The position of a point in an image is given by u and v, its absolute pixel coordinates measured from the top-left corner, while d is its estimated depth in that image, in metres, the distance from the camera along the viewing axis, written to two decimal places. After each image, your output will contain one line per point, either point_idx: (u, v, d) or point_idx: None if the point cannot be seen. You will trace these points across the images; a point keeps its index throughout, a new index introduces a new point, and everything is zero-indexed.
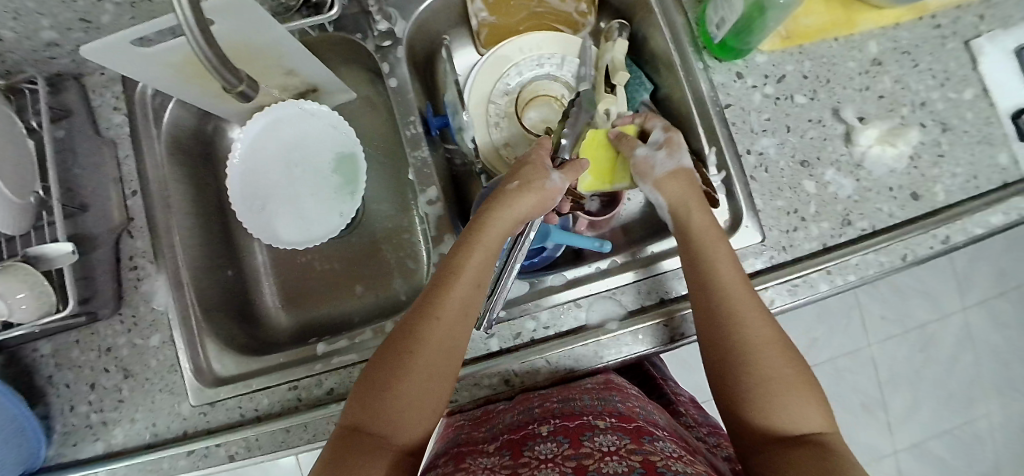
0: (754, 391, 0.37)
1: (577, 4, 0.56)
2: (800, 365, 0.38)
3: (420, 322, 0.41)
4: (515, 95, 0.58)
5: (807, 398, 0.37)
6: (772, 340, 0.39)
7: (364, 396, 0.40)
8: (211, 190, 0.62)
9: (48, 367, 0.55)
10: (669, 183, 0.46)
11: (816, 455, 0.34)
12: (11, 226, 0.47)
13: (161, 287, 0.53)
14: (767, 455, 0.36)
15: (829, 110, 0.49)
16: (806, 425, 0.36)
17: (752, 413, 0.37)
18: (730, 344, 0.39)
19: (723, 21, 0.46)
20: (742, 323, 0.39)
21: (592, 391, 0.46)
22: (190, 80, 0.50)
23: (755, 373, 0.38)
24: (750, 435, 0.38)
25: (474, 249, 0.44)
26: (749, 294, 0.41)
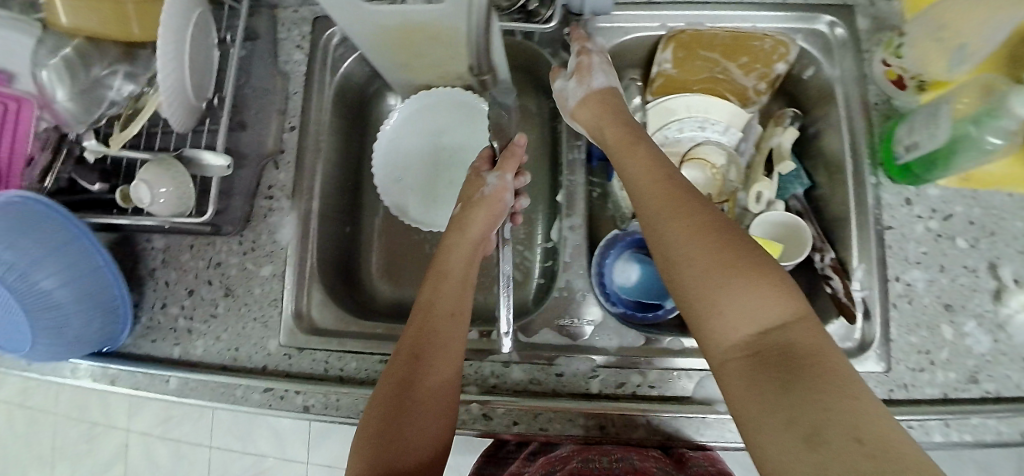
0: (700, 300, 0.34)
1: (757, 82, 0.56)
2: (755, 252, 0.34)
3: (399, 360, 0.41)
4: (671, 150, 0.58)
5: (761, 291, 0.32)
6: (693, 229, 0.36)
7: (365, 451, 0.37)
8: (355, 144, 0.63)
9: (153, 262, 0.56)
10: (586, 107, 0.51)
11: (783, 367, 0.29)
12: (180, 123, 0.48)
13: (290, 223, 0.55)
14: (735, 372, 0.32)
15: (986, 263, 0.48)
16: (749, 321, 0.32)
17: (712, 328, 0.33)
18: (665, 253, 0.37)
19: (915, 145, 0.45)
20: (664, 229, 0.37)
21: (611, 451, 0.46)
22: (384, 44, 0.51)
23: (697, 278, 0.34)
24: (717, 351, 0.33)
25: (445, 281, 0.47)
26: (662, 193, 0.39)
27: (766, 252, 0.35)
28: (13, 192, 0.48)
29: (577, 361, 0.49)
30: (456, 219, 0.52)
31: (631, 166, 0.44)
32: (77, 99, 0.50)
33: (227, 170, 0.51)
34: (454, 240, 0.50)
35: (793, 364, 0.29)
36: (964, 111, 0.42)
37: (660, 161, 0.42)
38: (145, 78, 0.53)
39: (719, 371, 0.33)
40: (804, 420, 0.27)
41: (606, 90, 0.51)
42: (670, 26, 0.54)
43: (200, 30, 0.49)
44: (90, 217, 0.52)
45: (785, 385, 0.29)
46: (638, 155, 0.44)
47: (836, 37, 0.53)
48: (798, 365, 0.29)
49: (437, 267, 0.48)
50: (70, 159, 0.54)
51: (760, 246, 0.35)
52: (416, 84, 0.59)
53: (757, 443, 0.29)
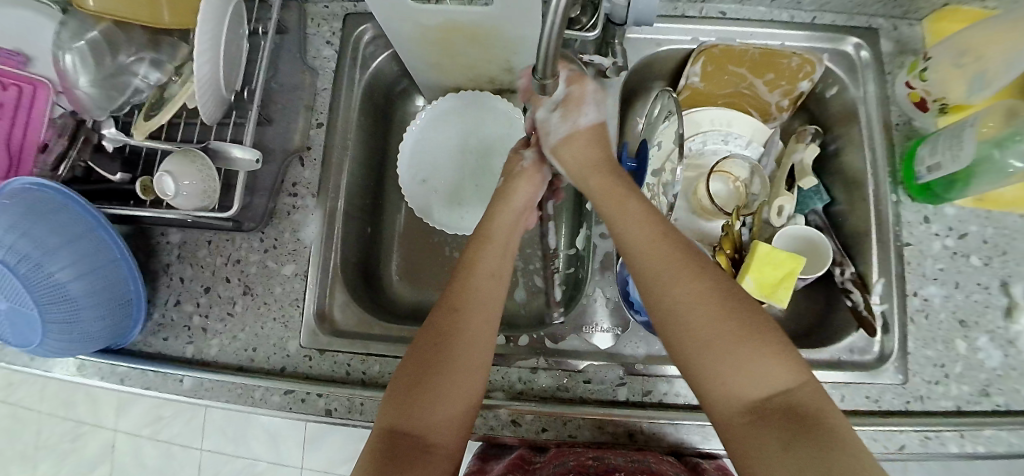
0: (707, 365, 0.36)
1: (780, 98, 0.58)
2: (757, 316, 0.37)
3: (440, 314, 0.42)
4: (695, 162, 0.60)
5: (766, 356, 0.35)
6: (698, 295, 0.38)
7: (398, 396, 0.39)
8: (380, 143, 0.63)
9: (169, 256, 0.55)
10: (574, 144, 0.50)
11: (793, 432, 0.32)
12: (208, 114, 0.47)
13: (315, 221, 0.54)
14: (742, 436, 0.34)
15: (998, 280, 0.50)
16: (757, 385, 0.35)
17: (720, 392, 0.35)
18: (666, 315, 0.38)
19: (937, 166, 0.47)
20: (664, 292, 0.39)
21: (627, 452, 0.47)
22: (422, 44, 0.50)
23: (703, 346, 0.36)
24: (723, 414, 0.35)
25: (488, 242, 0.47)
26: (662, 251, 0.40)
27: (764, 316, 0.37)
28: (24, 178, 0.46)
29: (604, 368, 0.49)
30: (500, 188, 0.52)
31: (622, 220, 0.44)
32: (100, 84, 0.49)
33: (257, 164, 0.49)
34: (498, 206, 0.50)
35: (801, 428, 0.32)
36: (988, 134, 0.44)
37: (656, 217, 0.43)
38: (171, 67, 0.52)
39: (722, 431, 0.36)
40: None
41: (594, 129, 0.51)
42: (702, 40, 0.55)
43: (236, 21, 0.48)
44: (108, 208, 0.50)
45: (797, 450, 0.31)
46: (635, 204, 0.44)
47: (860, 59, 0.54)
48: (805, 429, 0.32)
49: (482, 228, 0.49)
50: (88, 146, 0.53)
51: (760, 310, 0.38)
52: (446, 86, 0.60)
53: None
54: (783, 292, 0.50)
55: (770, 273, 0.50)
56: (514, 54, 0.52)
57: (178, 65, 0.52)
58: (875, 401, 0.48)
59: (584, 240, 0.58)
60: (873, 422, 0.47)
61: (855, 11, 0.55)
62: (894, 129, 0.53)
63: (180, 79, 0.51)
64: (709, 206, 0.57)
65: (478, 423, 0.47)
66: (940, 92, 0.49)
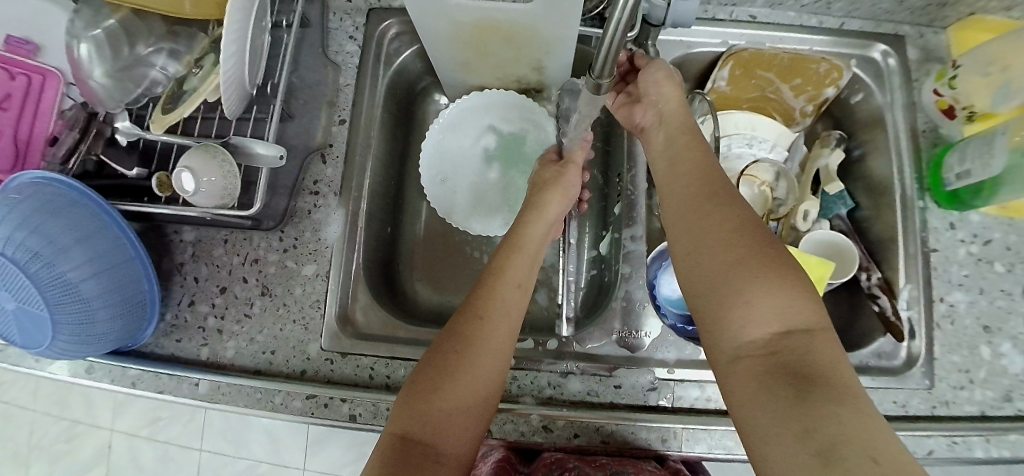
0: (725, 292, 0.35)
1: (806, 104, 0.58)
2: (786, 259, 0.35)
3: (463, 320, 0.41)
4: (722, 166, 0.59)
5: (790, 296, 0.33)
6: (732, 226, 0.37)
7: (423, 381, 0.38)
8: (401, 141, 0.61)
9: (183, 255, 0.53)
10: (664, 86, 0.48)
11: (794, 371, 0.30)
12: (230, 108, 0.45)
13: (337, 220, 0.52)
14: (747, 369, 0.33)
15: (1021, 287, 0.51)
16: (773, 321, 0.33)
17: (732, 322, 0.34)
18: (697, 241, 0.38)
19: (966, 173, 0.48)
20: (700, 221, 0.38)
21: (605, 467, 0.45)
22: (452, 41, 0.49)
23: (723, 273, 0.35)
24: (732, 347, 0.34)
25: (518, 252, 0.46)
26: (705, 187, 0.40)
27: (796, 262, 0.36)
28: (32, 173, 0.44)
29: (633, 374, 0.47)
30: (528, 200, 0.52)
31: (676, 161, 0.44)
32: (114, 76, 0.47)
33: (280, 161, 0.48)
34: (530, 215, 0.49)
35: (806, 371, 0.30)
36: (1018, 143, 0.44)
37: (706, 161, 0.43)
38: (188, 58, 0.50)
39: (727, 365, 0.34)
40: (818, 437, 0.27)
41: (670, 75, 0.49)
42: (731, 43, 0.55)
43: (262, 13, 0.46)
44: (123, 206, 0.48)
45: (796, 387, 0.29)
46: (687, 150, 0.44)
47: (887, 66, 0.55)
48: (810, 373, 0.30)
49: (511, 238, 0.48)
50: (100, 139, 0.51)
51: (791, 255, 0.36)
52: (470, 84, 0.60)
53: (760, 440, 0.30)
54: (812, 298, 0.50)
55: None
56: (547, 54, 0.51)
57: (195, 56, 0.50)
58: (901, 406, 0.48)
59: (610, 245, 0.58)
60: (900, 427, 0.47)
61: (883, 18, 0.55)
62: (920, 136, 0.53)
63: (201, 71, 0.48)
64: None
65: (508, 428, 0.46)
66: (967, 101, 0.50)
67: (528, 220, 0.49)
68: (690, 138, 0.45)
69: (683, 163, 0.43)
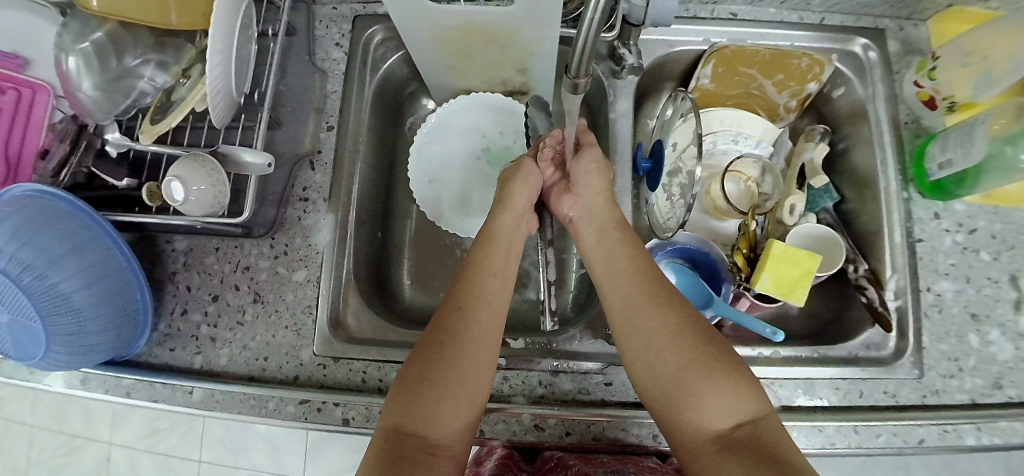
0: (681, 391, 0.38)
1: (789, 99, 0.59)
2: (728, 352, 0.39)
3: (446, 312, 0.42)
4: (707, 163, 0.60)
5: (736, 386, 0.37)
6: (676, 321, 0.40)
7: (410, 377, 0.38)
8: (388, 145, 0.62)
9: (175, 264, 0.53)
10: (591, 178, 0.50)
11: (753, 459, 0.33)
12: (219, 117, 0.46)
13: (326, 225, 0.53)
14: (711, 461, 0.35)
15: (1007, 275, 0.51)
16: (726, 412, 0.36)
17: (691, 417, 0.37)
18: (648, 343, 0.40)
19: (949, 163, 0.48)
20: (645, 325, 0.41)
21: (606, 463, 0.45)
22: (435, 45, 0.49)
23: (675, 368, 0.38)
24: (692, 439, 0.37)
25: (493, 244, 0.47)
26: (646, 281, 0.43)
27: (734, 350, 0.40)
28: (26, 185, 0.45)
29: (625, 370, 0.48)
30: (496, 198, 0.52)
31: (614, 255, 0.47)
32: (104, 88, 0.48)
33: (269, 168, 0.48)
34: (498, 209, 0.50)
35: (763, 455, 0.33)
36: (999, 131, 0.45)
37: (644, 259, 0.45)
38: (176, 68, 0.51)
39: (689, 455, 0.37)
40: None
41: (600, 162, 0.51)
42: (713, 41, 0.56)
43: (248, 23, 0.47)
44: (113, 216, 0.48)
45: (757, 473, 0.32)
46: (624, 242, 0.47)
47: (869, 59, 0.55)
48: (766, 456, 0.33)
49: (484, 231, 0.49)
50: (90, 152, 0.52)
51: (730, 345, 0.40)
52: (457, 88, 0.60)
53: None
54: (801, 291, 0.50)
55: (788, 272, 0.50)
56: (530, 56, 0.52)
57: (183, 66, 0.51)
58: (892, 396, 0.49)
59: None
60: (892, 417, 0.47)
61: (862, 13, 0.56)
62: (903, 127, 0.54)
63: (189, 82, 0.49)
64: (724, 206, 0.57)
65: (501, 428, 0.46)
66: (948, 92, 0.50)
67: (504, 211, 0.50)
68: (620, 228, 0.48)
69: (622, 257, 0.46)
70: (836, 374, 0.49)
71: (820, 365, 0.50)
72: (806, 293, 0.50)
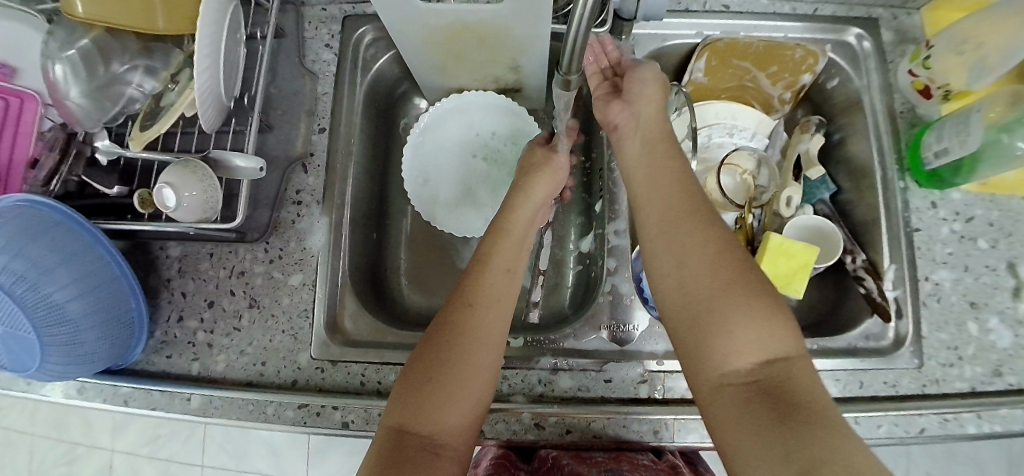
0: (710, 320, 0.36)
1: (783, 92, 0.58)
2: (765, 289, 0.37)
3: (454, 309, 0.41)
4: (702, 156, 0.60)
5: (771, 323, 0.35)
6: (718, 249, 0.38)
7: (415, 379, 0.38)
8: (382, 146, 0.61)
9: (169, 271, 0.53)
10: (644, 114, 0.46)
11: (776, 400, 0.32)
12: (209, 123, 0.46)
13: (321, 228, 0.52)
14: (730, 393, 0.34)
15: (1005, 262, 0.51)
16: (756, 349, 0.34)
17: (716, 348, 0.35)
18: (682, 267, 0.38)
19: (944, 151, 0.48)
20: (685, 245, 0.39)
21: (600, 462, 0.45)
22: (425, 45, 0.49)
23: (711, 294, 0.37)
24: (710, 371, 0.35)
25: (503, 238, 0.46)
26: (689, 205, 0.41)
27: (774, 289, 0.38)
28: (15, 196, 0.44)
29: (625, 367, 0.47)
30: (516, 185, 0.51)
31: (660, 176, 0.43)
32: (92, 95, 0.48)
33: (262, 172, 0.48)
34: (516, 202, 0.49)
35: (785, 397, 0.32)
36: (994, 120, 0.45)
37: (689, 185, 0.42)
38: (165, 75, 0.51)
39: (704, 388, 0.36)
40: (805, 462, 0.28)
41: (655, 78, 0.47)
42: (706, 34, 0.55)
43: (236, 26, 0.47)
44: (105, 224, 0.48)
45: (779, 415, 0.31)
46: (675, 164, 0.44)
47: (862, 49, 0.55)
48: (790, 399, 0.32)
49: (498, 224, 0.48)
50: (80, 160, 0.52)
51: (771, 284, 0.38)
52: (449, 87, 0.60)
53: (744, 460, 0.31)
54: (799, 283, 0.50)
55: (785, 264, 0.50)
56: (521, 53, 0.51)
57: (171, 71, 0.51)
58: (892, 386, 0.48)
59: (596, 241, 0.58)
60: (892, 408, 0.47)
61: (855, 2, 0.56)
62: (899, 117, 0.54)
63: (177, 87, 0.49)
64: (720, 200, 0.56)
65: (501, 428, 0.46)
66: (943, 80, 0.49)
67: (515, 205, 0.49)
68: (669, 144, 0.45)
69: (666, 177, 0.43)
70: (836, 366, 0.49)
71: (819, 357, 0.50)
72: (803, 285, 0.50)
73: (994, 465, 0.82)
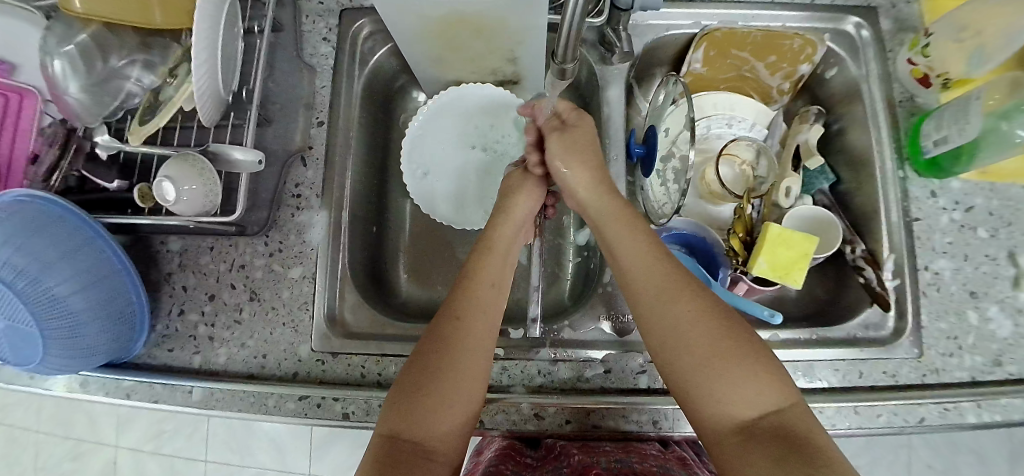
0: (701, 384, 0.36)
1: (781, 82, 0.58)
2: (747, 339, 0.37)
3: (443, 320, 0.41)
4: (701, 147, 0.59)
5: (757, 377, 0.35)
6: (693, 310, 0.38)
7: (406, 393, 0.38)
8: (380, 139, 0.61)
9: (170, 265, 0.53)
10: (577, 165, 0.48)
11: (780, 452, 0.32)
12: (206, 116, 0.46)
13: (320, 221, 0.53)
14: (735, 454, 0.34)
15: (1005, 251, 0.51)
16: (748, 406, 0.35)
17: (713, 410, 0.35)
18: (663, 337, 0.38)
19: (943, 140, 0.48)
20: (660, 315, 0.39)
21: (609, 453, 0.45)
22: (422, 37, 0.49)
23: (694, 359, 0.36)
24: (715, 434, 0.35)
25: (492, 253, 0.47)
26: (657, 266, 0.41)
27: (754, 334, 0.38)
28: (17, 192, 0.44)
29: (624, 357, 0.48)
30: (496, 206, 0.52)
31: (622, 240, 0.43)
32: (91, 90, 0.48)
33: (260, 165, 0.48)
34: (499, 218, 0.49)
35: (790, 446, 0.32)
36: (994, 107, 0.45)
37: (655, 242, 0.43)
38: (163, 69, 0.51)
39: (714, 451, 0.35)
40: None
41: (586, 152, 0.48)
42: (704, 24, 0.55)
43: (233, 19, 0.47)
44: (106, 218, 0.48)
45: (786, 465, 0.31)
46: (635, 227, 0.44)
47: (861, 38, 0.55)
48: (795, 447, 0.32)
49: (484, 239, 0.48)
50: (80, 155, 0.52)
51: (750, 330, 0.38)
52: (447, 79, 0.60)
53: None
54: (798, 272, 0.50)
55: (784, 254, 0.50)
56: (519, 44, 0.51)
57: (169, 67, 0.50)
58: (892, 376, 0.48)
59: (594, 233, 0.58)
60: (891, 397, 0.47)
61: None
62: (898, 106, 0.54)
63: (175, 81, 0.49)
64: (719, 191, 0.56)
65: (500, 418, 0.46)
66: (942, 68, 0.49)
67: (500, 221, 0.49)
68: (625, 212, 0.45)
69: (629, 242, 0.43)
70: (835, 356, 0.49)
71: (818, 347, 0.50)
72: (803, 274, 0.50)
73: (993, 455, 0.83)
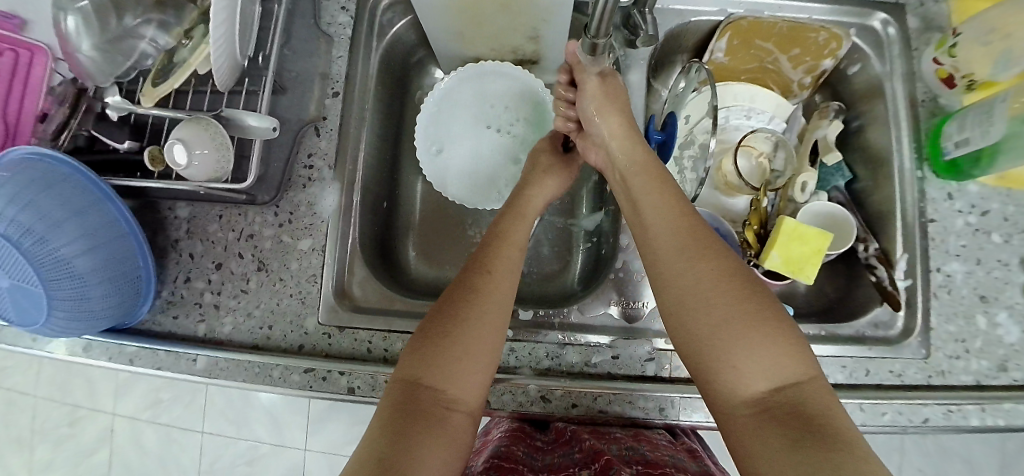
0: (718, 350, 0.36)
1: (803, 76, 0.58)
2: (770, 310, 0.36)
3: (474, 274, 0.42)
4: (720, 137, 0.60)
5: (776, 348, 0.35)
6: (715, 273, 0.37)
7: (426, 347, 0.38)
8: (394, 115, 0.61)
9: (178, 232, 0.53)
10: (606, 118, 0.47)
11: (793, 426, 0.32)
12: (222, 80, 0.45)
13: (332, 194, 0.52)
14: (747, 426, 0.34)
15: (1018, 258, 0.50)
16: (764, 377, 0.34)
17: (728, 379, 0.35)
18: (681, 298, 0.38)
19: (965, 141, 0.47)
20: (680, 275, 0.39)
21: (620, 440, 0.45)
22: (444, 10, 0.48)
23: (711, 324, 0.36)
24: (727, 404, 0.36)
25: (522, 220, 0.48)
26: (681, 228, 0.40)
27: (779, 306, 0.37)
28: (23, 148, 0.43)
29: (633, 345, 0.47)
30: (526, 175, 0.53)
31: (648, 200, 0.43)
32: (103, 48, 0.46)
33: (274, 132, 0.47)
34: (531, 188, 0.51)
35: (803, 422, 0.32)
36: (1017, 110, 0.44)
37: (679, 204, 0.42)
38: (178, 30, 0.50)
39: (725, 420, 0.36)
40: None
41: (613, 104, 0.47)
42: (730, 12, 0.54)
43: None
44: (114, 180, 0.47)
45: (797, 443, 0.31)
46: (660, 188, 0.43)
47: (888, 35, 0.54)
48: (808, 424, 0.31)
49: (516, 206, 0.50)
50: (90, 115, 0.51)
51: (774, 300, 0.37)
52: (465, 56, 0.59)
53: None
54: (811, 269, 0.50)
55: (798, 249, 0.50)
56: (542, 22, 0.50)
57: (185, 28, 0.50)
58: (898, 375, 0.48)
59: (608, 219, 0.58)
60: (896, 396, 0.47)
61: None
62: (919, 106, 0.53)
63: (190, 43, 0.48)
64: (735, 182, 0.57)
65: (507, 399, 0.46)
66: (967, 69, 0.49)
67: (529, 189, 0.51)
68: (651, 173, 0.44)
69: (654, 205, 0.42)
70: (842, 352, 0.49)
71: (825, 343, 0.50)
72: (816, 270, 0.49)
73: (985, 462, 0.83)
